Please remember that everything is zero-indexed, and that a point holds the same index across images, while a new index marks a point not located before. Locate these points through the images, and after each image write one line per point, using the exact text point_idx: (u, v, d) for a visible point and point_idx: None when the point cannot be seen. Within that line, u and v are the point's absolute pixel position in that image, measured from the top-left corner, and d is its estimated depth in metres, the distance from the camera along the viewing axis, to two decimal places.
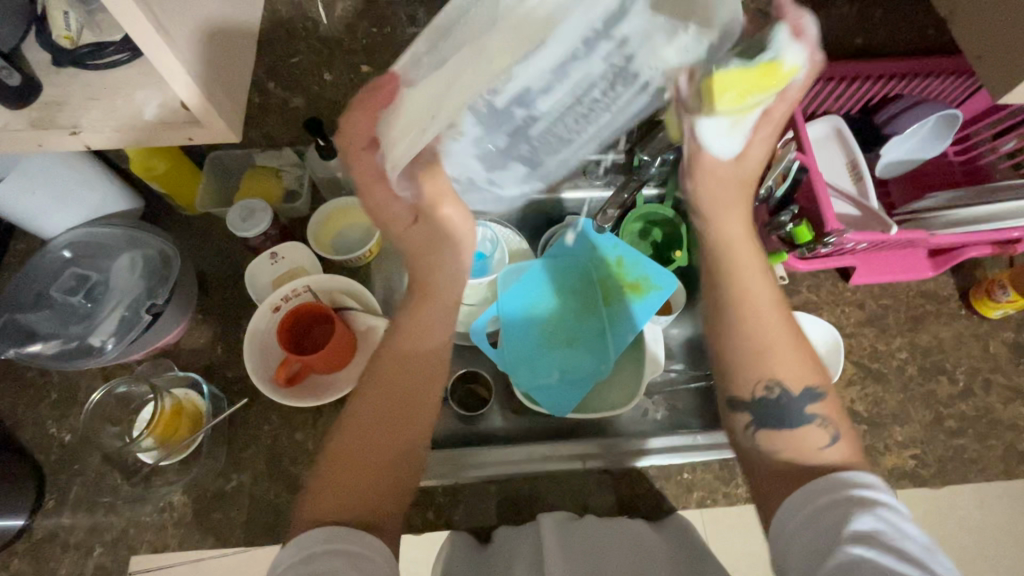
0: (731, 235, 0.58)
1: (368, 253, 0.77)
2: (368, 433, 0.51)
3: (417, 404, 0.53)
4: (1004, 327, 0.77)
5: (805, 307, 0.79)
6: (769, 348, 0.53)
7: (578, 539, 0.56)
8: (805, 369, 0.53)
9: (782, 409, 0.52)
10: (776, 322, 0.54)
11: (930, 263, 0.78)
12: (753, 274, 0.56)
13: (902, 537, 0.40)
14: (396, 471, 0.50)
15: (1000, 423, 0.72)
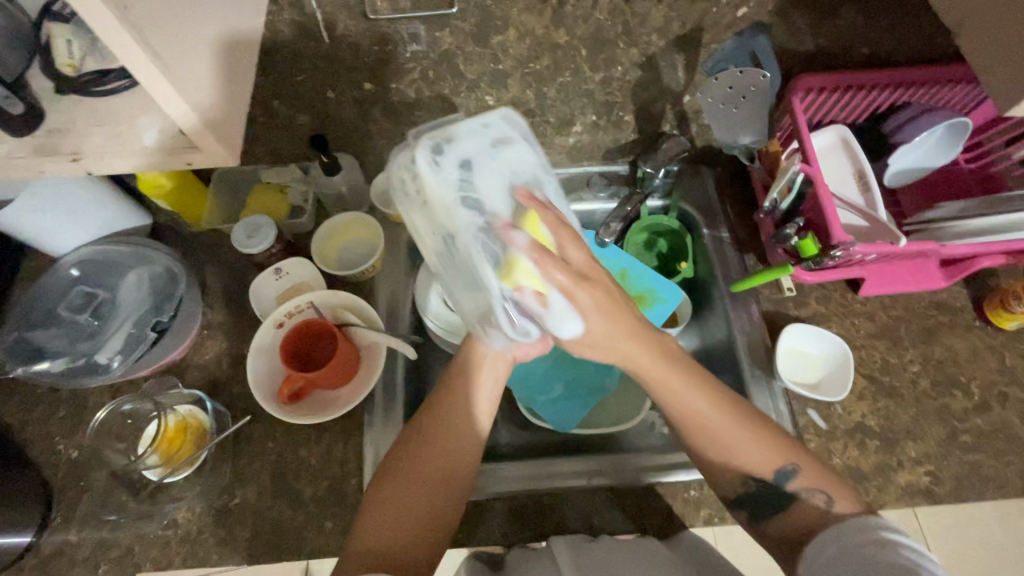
0: (626, 356, 0.56)
1: (373, 267, 0.77)
2: (410, 472, 0.54)
3: (450, 450, 0.56)
4: (1020, 339, 0.75)
5: (814, 319, 0.77)
6: (743, 441, 0.55)
7: (593, 562, 0.55)
8: (770, 453, 0.55)
9: (762, 496, 0.55)
10: (730, 428, 0.55)
11: (942, 273, 0.77)
12: (692, 394, 0.56)
13: (929, 573, 0.43)
14: (427, 511, 0.53)
15: (1018, 438, 0.70)
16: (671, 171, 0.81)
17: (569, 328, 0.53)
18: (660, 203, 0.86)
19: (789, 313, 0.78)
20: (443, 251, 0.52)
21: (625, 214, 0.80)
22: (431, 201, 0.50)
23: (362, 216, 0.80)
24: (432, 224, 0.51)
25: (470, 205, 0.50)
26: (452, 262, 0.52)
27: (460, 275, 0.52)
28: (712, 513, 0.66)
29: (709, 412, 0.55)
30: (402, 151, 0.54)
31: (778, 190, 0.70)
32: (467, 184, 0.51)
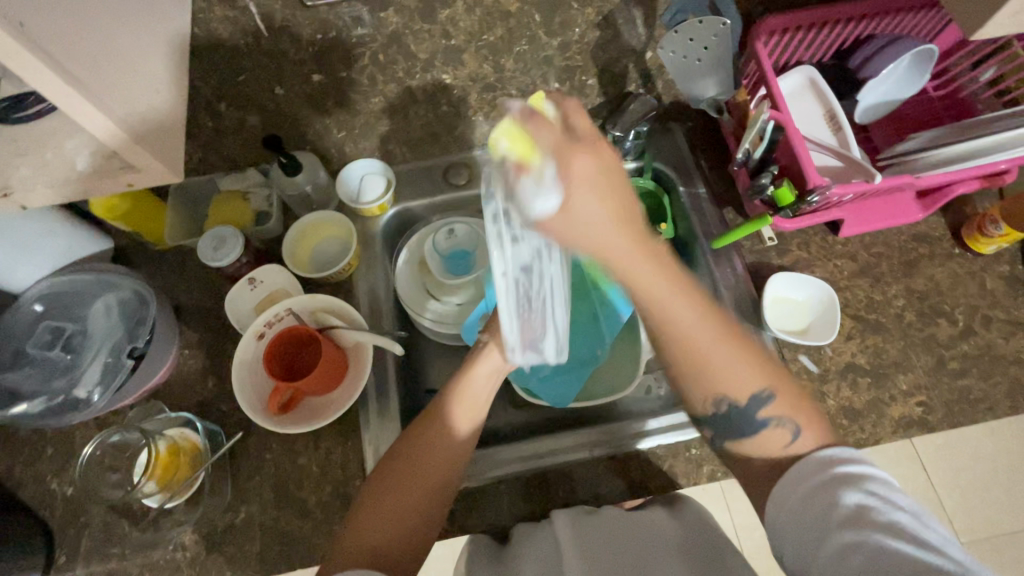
0: (603, 240, 0.42)
1: (349, 265, 0.75)
2: (394, 487, 0.54)
3: (451, 453, 0.57)
4: (1000, 261, 0.76)
5: (796, 265, 0.77)
6: (726, 363, 0.50)
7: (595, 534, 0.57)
8: (751, 374, 0.50)
9: (743, 416, 0.51)
10: (712, 337, 0.48)
11: (919, 205, 0.77)
12: (675, 289, 0.46)
13: (891, 509, 0.43)
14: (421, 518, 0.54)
15: (1003, 358, 0.71)
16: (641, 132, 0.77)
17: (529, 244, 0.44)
18: (634, 164, 0.83)
19: (772, 263, 0.77)
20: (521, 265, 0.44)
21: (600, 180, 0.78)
22: None
23: (330, 214, 0.78)
24: (513, 253, 0.43)
25: None
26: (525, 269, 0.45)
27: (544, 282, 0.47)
28: (715, 470, 0.67)
29: (676, 304, 0.46)
30: None
31: (749, 141, 0.68)
32: None
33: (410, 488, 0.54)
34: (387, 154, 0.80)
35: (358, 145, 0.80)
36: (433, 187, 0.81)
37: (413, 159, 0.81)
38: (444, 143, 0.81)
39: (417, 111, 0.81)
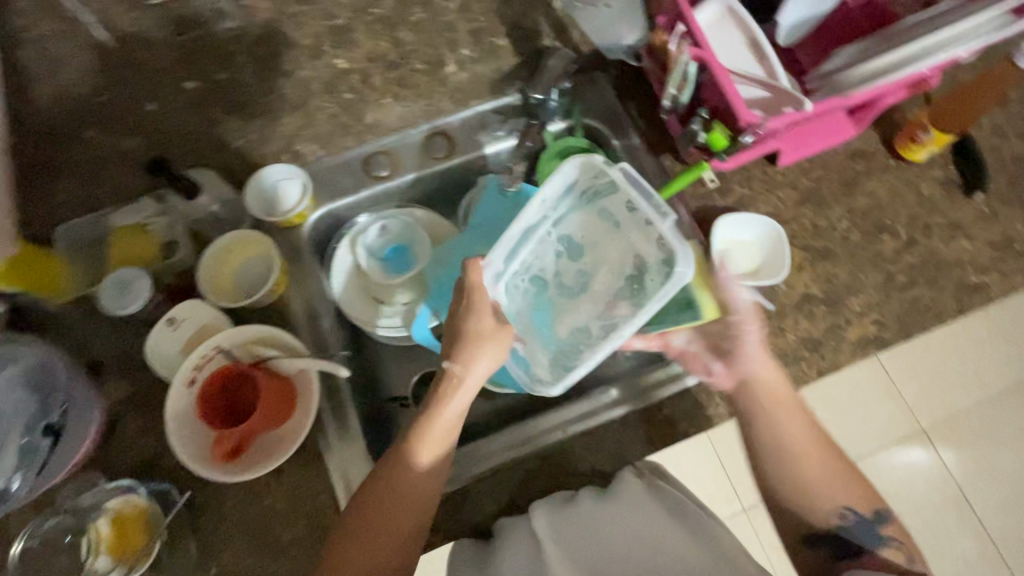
0: (775, 387, 0.62)
1: (277, 285, 0.69)
2: (370, 531, 0.57)
3: (420, 493, 0.58)
4: (933, 166, 0.76)
5: (740, 203, 0.76)
6: (826, 485, 0.61)
7: (574, 532, 0.60)
8: (858, 495, 0.61)
9: (854, 532, 0.60)
10: (822, 470, 0.61)
11: (852, 120, 0.76)
12: (821, 453, 0.62)
13: None
14: (395, 551, 0.58)
15: (947, 263, 0.72)
16: (564, 89, 0.76)
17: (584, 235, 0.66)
18: (563, 125, 0.78)
19: (716, 205, 0.75)
20: (618, 298, 0.64)
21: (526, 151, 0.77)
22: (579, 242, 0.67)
23: (247, 232, 0.71)
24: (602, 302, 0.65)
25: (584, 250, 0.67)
26: (622, 305, 0.63)
27: (607, 315, 0.64)
28: (688, 425, 0.67)
29: (803, 447, 0.61)
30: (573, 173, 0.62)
31: (673, 86, 0.66)
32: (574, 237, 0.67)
33: (385, 531, 0.57)
34: (296, 156, 0.74)
35: (262, 152, 0.73)
36: (355, 183, 0.76)
37: (327, 155, 0.75)
38: (356, 134, 0.76)
39: (322, 107, 0.75)
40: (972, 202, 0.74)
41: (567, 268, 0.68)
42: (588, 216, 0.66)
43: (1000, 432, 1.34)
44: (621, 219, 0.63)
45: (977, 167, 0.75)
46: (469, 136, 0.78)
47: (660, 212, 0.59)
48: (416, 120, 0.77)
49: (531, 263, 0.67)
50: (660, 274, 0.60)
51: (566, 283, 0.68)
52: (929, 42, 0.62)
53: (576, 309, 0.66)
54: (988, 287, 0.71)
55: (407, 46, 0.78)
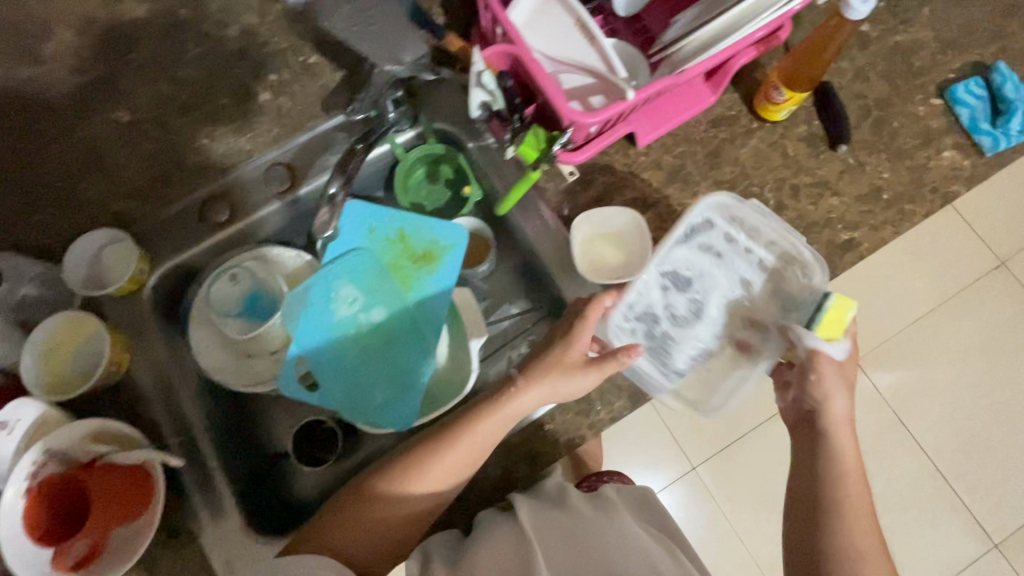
0: (849, 452, 0.63)
1: (116, 363, 0.64)
2: (391, 505, 0.58)
3: (446, 479, 0.59)
4: (796, 123, 0.73)
5: (605, 192, 0.72)
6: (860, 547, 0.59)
7: (557, 535, 0.62)
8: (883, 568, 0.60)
9: None
10: (868, 534, 0.60)
11: (709, 87, 0.72)
12: (862, 499, 0.62)
13: None
14: (400, 530, 0.59)
15: (816, 224, 0.70)
16: (400, 98, 0.70)
17: (697, 263, 0.71)
18: (412, 133, 0.74)
19: (579, 199, 0.72)
20: (733, 313, 0.71)
21: (346, 174, 0.66)
22: (707, 269, 0.71)
23: (72, 312, 0.65)
24: (707, 331, 0.71)
25: (714, 275, 0.71)
26: (741, 318, 0.70)
27: (723, 335, 0.71)
28: (572, 437, 0.65)
29: (853, 503, 0.61)
30: (707, 209, 0.68)
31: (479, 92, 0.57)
32: (703, 266, 0.71)
33: (408, 504, 0.59)
34: (118, 217, 0.68)
35: (76, 221, 0.67)
36: (192, 234, 0.70)
37: (156, 210, 0.69)
38: (181, 181, 0.69)
39: (134, 159, 0.68)
40: (837, 155, 0.72)
41: (681, 303, 0.71)
42: (688, 251, 0.71)
43: (927, 352, 1.39)
44: (725, 250, 0.71)
45: (838, 119, 0.72)
46: (311, 162, 0.72)
47: (784, 253, 0.68)
48: (247, 154, 0.70)
49: (639, 305, 0.69)
50: (768, 289, 0.70)
51: (682, 317, 0.71)
52: (745, 6, 0.59)
53: (697, 333, 0.71)
54: (858, 245, 0.69)
55: (216, 74, 0.70)
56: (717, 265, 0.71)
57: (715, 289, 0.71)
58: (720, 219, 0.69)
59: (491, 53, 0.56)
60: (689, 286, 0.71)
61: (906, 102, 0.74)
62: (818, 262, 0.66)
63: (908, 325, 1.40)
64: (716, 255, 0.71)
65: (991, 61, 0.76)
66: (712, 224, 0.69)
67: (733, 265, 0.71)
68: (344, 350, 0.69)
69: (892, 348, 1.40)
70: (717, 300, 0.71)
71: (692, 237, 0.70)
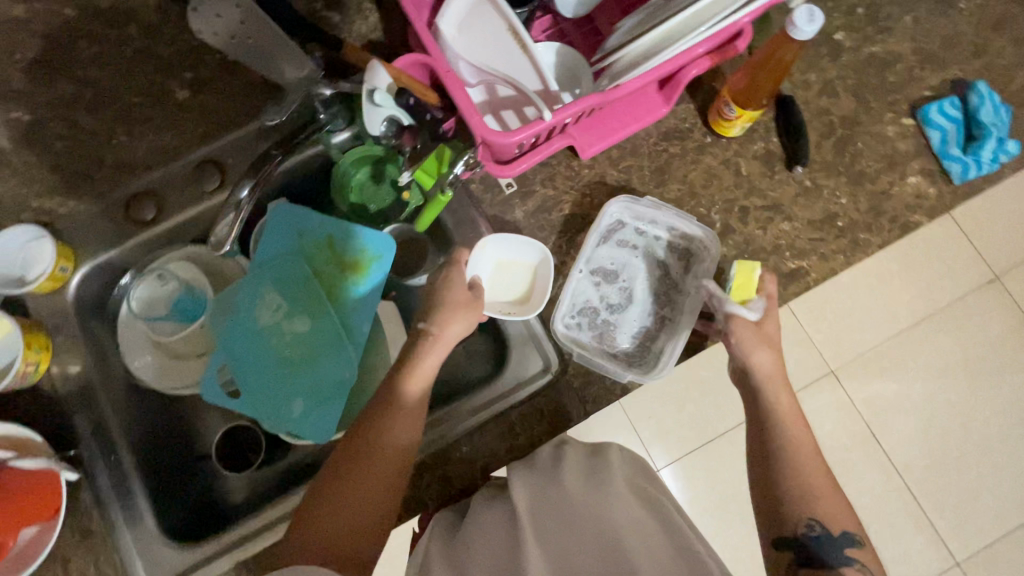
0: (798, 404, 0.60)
1: (31, 367, 0.64)
2: (360, 489, 0.52)
3: (396, 444, 0.54)
4: (753, 139, 0.69)
5: (543, 206, 0.69)
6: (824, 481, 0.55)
7: (551, 506, 0.57)
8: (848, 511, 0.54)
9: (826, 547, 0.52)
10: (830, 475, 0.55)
11: (662, 97, 0.67)
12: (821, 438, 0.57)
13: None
14: (374, 517, 0.52)
15: (762, 250, 0.66)
16: (329, 97, 0.66)
17: (614, 252, 0.69)
18: (347, 134, 0.70)
19: (516, 213, 0.69)
20: (667, 286, 0.67)
21: (259, 177, 0.63)
22: (627, 258, 0.68)
23: None
24: (652, 307, 0.67)
25: (635, 260, 0.68)
26: (667, 296, 0.67)
27: (668, 309, 0.67)
28: (488, 461, 0.64)
29: (825, 486, 0.55)
30: (609, 210, 0.67)
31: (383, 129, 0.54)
32: (624, 254, 0.69)
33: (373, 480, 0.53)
34: (41, 212, 0.68)
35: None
36: (117, 233, 0.69)
37: (79, 206, 0.68)
38: (105, 178, 0.69)
39: (52, 154, 0.68)
40: (792, 177, 0.68)
41: (611, 292, 0.68)
42: (606, 247, 0.69)
43: (916, 360, 1.07)
44: (639, 237, 0.69)
45: (797, 138, 0.68)
46: (240, 161, 0.69)
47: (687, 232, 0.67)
48: (173, 152, 0.69)
49: (569, 299, 0.66)
50: (690, 255, 0.67)
51: (617, 303, 0.68)
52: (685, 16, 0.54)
53: (638, 310, 0.67)
54: (806, 273, 0.66)
55: (124, 68, 0.70)
56: (636, 252, 0.69)
57: (640, 272, 0.68)
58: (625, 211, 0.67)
59: (403, 62, 0.53)
60: (617, 276, 0.68)
61: (871, 122, 0.69)
62: (709, 240, 0.65)
63: (905, 329, 1.05)
64: (631, 242, 0.69)
65: (973, 79, 0.71)
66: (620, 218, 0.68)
67: (653, 248, 0.69)
68: (265, 358, 0.69)
69: (876, 358, 1.07)
70: (645, 280, 0.68)
71: (608, 226, 0.68)
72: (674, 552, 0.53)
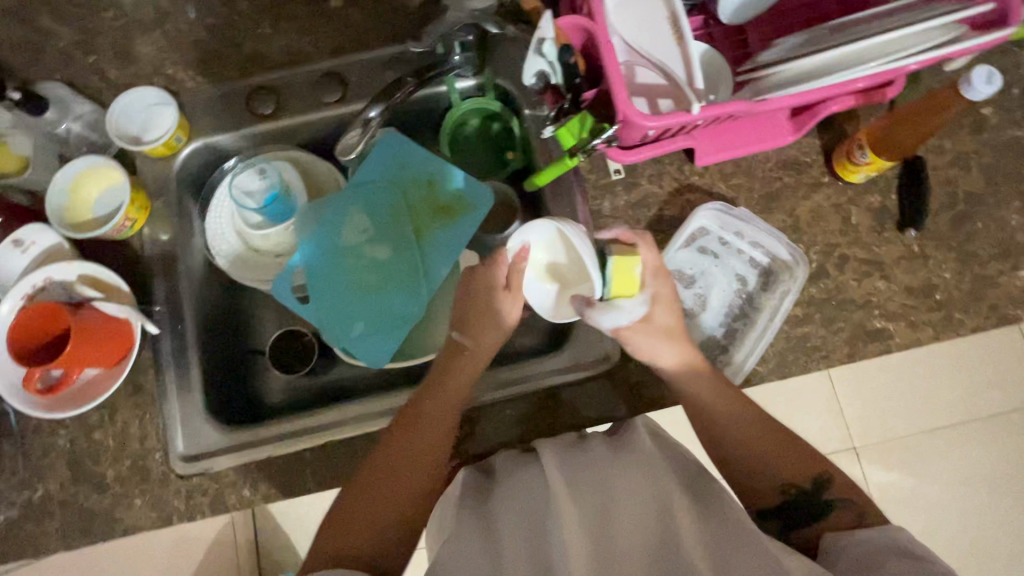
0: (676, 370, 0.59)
1: (130, 222, 0.66)
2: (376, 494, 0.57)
3: (423, 444, 0.59)
4: (871, 191, 0.67)
5: (644, 201, 0.68)
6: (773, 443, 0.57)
7: (585, 473, 0.55)
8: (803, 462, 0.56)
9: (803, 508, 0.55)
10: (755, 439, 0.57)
11: (792, 125, 0.65)
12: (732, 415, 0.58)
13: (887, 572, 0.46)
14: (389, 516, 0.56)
15: (851, 302, 0.65)
16: (468, 42, 0.67)
17: (691, 256, 0.67)
18: (471, 83, 0.71)
19: (616, 201, 0.68)
20: (744, 303, 0.66)
21: (388, 104, 0.63)
22: (706, 267, 0.67)
23: (100, 159, 0.67)
24: (724, 318, 0.66)
25: (715, 271, 0.67)
26: (742, 311, 0.66)
27: (742, 322, 0.66)
28: (528, 430, 0.66)
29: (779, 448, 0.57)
30: (696, 218, 0.67)
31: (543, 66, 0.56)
32: (704, 261, 0.67)
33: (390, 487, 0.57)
34: (170, 81, 0.70)
35: (130, 72, 0.69)
36: (232, 118, 0.70)
37: (204, 85, 0.70)
38: (237, 64, 0.71)
39: (195, 28, 0.70)
40: (901, 239, 0.66)
41: (684, 297, 0.66)
42: (688, 252, 0.67)
43: (943, 459, 1.05)
44: (722, 249, 0.67)
45: (919, 200, 0.65)
46: (364, 82, 0.70)
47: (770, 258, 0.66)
48: (305, 58, 0.71)
49: None
50: (771, 283, 0.66)
51: (689, 309, 0.66)
52: (854, 47, 0.53)
53: (709, 317, 0.66)
54: (889, 336, 0.64)
55: None
56: (714, 265, 0.67)
57: (717, 283, 0.66)
58: (709, 219, 0.67)
59: (565, 22, 0.52)
60: (693, 281, 0.67)
61: (997, 205, 0.67)
62: (795, 261, 0.66)
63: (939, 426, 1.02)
64: (711, 251, 0.67)
65: None
66: (704, 227, 0.67)
67: (735, 263, 0.67)
68: (340, 276, 0.70)
69: (901, 446, 1.05)
70: (720, 291, 0.66)
71: (688, 235, 0.67)
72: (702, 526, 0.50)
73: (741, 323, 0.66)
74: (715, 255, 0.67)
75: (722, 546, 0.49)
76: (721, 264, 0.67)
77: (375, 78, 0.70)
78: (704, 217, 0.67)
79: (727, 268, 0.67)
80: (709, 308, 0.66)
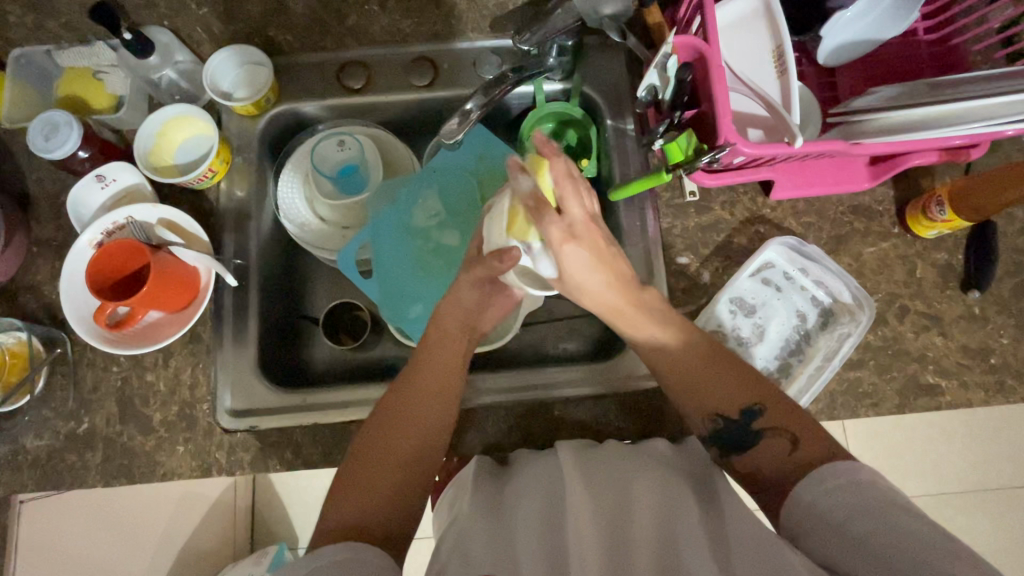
0: (604, 298, 0.56)
1: (211, 172, 0.67)
2: (375, 464, 0.53)
3: (424, 410, 0.56)
4: (939, 248, 0.68)
5: (714, 226, 0.69)
6: (713, 370, 0.56)
7: (601, 473, 0.55)
8: (738, 390, 0.55)
9: (735, 434, 0.54)
10: (696, 362, 0.56)
11: (869, 172, 0.66)
12: (661, 330, 0.57)
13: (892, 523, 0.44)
14: (396, 489, 0.53)
15: (907, 354, 0.66)
16: (566, 47, 0.68)
17: (754, 287, 0.68)
18: (558, 86, 0.72)
19: (687, 222, 0.69)
20: (800, 339, 0.67)
21: (489, 99, 0.65)
22: (768, 299, 0.67)
23: (187, 107, 0.68)
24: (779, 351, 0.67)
25: (776, 305, 0.67)
26: (798, 346, 0.67)
27: (795, 356, 0.66)
28: (572, 431, 0.66)
29: (729, 380, 0.55)
30: (767, 250, 0.67)
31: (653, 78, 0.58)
32: (767, 293, 0.68)
33: (390, 456, 0.54)
34: (269, 43, 0.71)
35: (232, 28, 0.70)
36: (325, 87, 0.72)
37: (301, 51, 0.72)
38: (336, 36, 0.72)
39: None
40: (963, 299, 0.67)
41: (746, 326, 0.67)
42: (754, 281, 0.68)
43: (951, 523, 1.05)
44: (785, 284, 0.68)
45: (986, 263, 0.66)
46: (457, 71, 0.72)
47: (831, 300, 0.67)
48: (401, 38, 0.72)
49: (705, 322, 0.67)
50: (828, 325, 0.67)
51: (746, 341, 0.67)
52: (952, 107, 0.54)
53: (763, 349, 0.67)
54: (940, 392, 0.65)
55: None
56: (776, 298, 0.68)
57: (778, 316, 0.67)
58: (779, 252, 0.68)
59: (680, 40, 0.53)
60: (756, 312, 0.67)
61: None
62: (859, 305, 0.66)
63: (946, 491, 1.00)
64: (774, 284, 0.68)
65: None
66: (772, 259, 0.68)
67: (795, 300, 0.68)
68: (406, 255, 0.71)
69: None
70: (780, 326, 0.67)
71: (757, 265, 0.67)
72: (719, 530, 0.48)
73: (794, 357, 0.66)
74: (778, 289, 0.68)
75: (739, 547, 0.46)
76: (784, 299, 0.68)
77: (468, 69, 0.72)
78: (775, 249, 0.67)
79: (789, 303, 0.68)
80: (766, 341, 0.67)
